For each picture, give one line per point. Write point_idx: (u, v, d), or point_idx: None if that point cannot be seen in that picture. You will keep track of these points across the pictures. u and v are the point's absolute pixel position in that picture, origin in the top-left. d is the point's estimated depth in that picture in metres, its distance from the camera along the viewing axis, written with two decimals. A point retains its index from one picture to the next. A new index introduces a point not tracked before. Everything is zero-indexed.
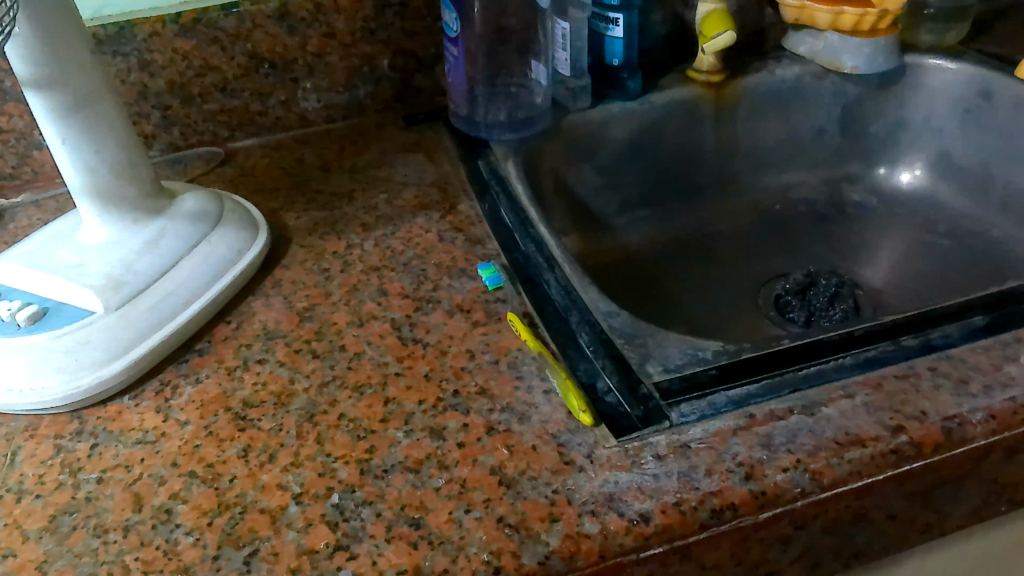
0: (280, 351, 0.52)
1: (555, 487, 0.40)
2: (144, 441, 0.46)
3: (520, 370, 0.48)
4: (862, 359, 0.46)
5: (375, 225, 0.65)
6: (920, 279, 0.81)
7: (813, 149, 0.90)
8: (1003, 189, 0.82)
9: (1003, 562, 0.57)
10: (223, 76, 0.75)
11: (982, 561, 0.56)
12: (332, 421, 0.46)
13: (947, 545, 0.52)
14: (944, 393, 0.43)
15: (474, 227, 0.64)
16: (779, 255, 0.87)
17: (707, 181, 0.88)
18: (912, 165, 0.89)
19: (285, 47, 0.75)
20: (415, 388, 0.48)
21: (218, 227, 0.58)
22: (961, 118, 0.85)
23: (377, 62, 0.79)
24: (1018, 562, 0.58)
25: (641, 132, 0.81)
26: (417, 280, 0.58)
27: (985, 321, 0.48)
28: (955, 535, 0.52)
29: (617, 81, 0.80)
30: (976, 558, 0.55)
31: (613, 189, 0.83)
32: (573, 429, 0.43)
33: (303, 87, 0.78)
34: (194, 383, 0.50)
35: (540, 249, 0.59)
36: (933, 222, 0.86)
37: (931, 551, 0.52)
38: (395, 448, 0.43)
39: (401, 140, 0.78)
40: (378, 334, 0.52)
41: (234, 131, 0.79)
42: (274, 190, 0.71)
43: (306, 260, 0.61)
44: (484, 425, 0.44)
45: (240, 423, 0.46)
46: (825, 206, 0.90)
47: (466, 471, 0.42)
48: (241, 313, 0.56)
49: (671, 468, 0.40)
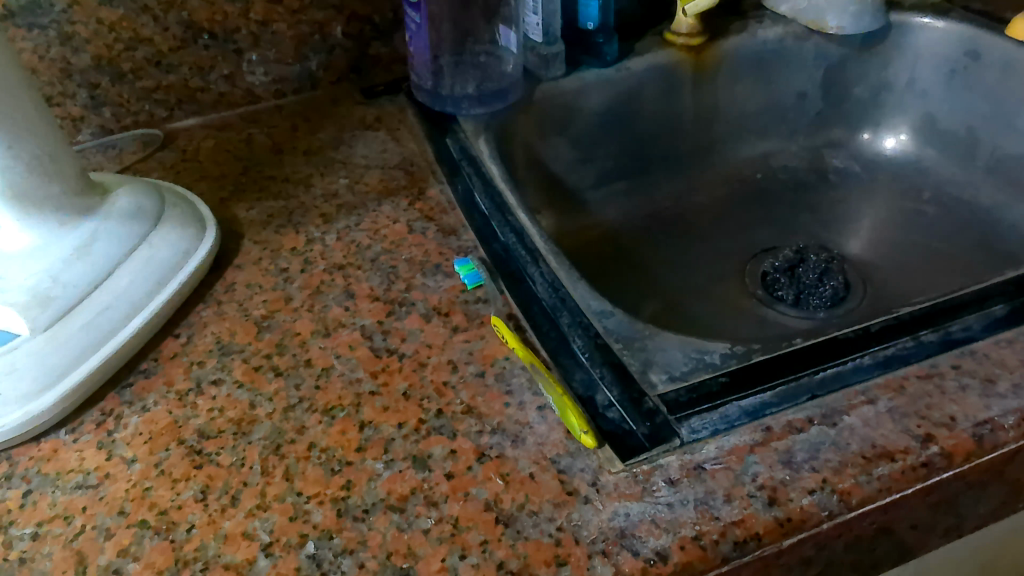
0: (238, 369, 0.46)
1: (559, 523, 0.36)
2: (85, 485, 0.40)
3: (509, 383, 0.43)
4: (881, 358, 0.42)
5: (337, 215, 0.59)
6: (907, 251, 0.78)
7: (794, 114, 0.86)
8: (990, 154, 0.78)
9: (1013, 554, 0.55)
10: (157, 49, 0.67)
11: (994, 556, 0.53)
12: (301, 452, 0.41)
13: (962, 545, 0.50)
14: (972, 395, 0.40)
15: (446, 216, 0.58)
16: (762, 228, 0.83)
17: (687, 150, 0.83)
18: (897, 130, 0.86)
19: (224, 14, 0.67)
20: (393, 409, 0.42)
21: (160, 226, 0.51)
22: (947, 80, 0.80)
23: (329, 29, 0.72)
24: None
25: (618, 101, 0.76)
26: (388, 280, 0.52)
27: (1006, 310, 0.44)
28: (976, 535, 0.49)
29: (592, 46, 0.74)
30: (988, 553, 0.52)
31: (588, 163, 0.78)
32: (573, 452, 0.39)
33: (247, 59, 0.71)
34: (140, 412, 0.44)
35: (521, 239, 0.53)
36: (918, 188, 0.83)
37: (944, 553, 0.49)
38: (375, 484, 0.39)
39: (359, 115, 0.72)
40: (347, 345, 0.47)
41: (173, 111, 0.71)
42: (221, 177, 0.64)
43: (262, 259, 0.55)
44: (474, 450, 0.40)
45: (197, 459, 0.41)
46: (806, 174, 0.87)
47: (457, 507, 0.37)
48: (192, 324, 0.50)
49: (686, 495, 0.37)
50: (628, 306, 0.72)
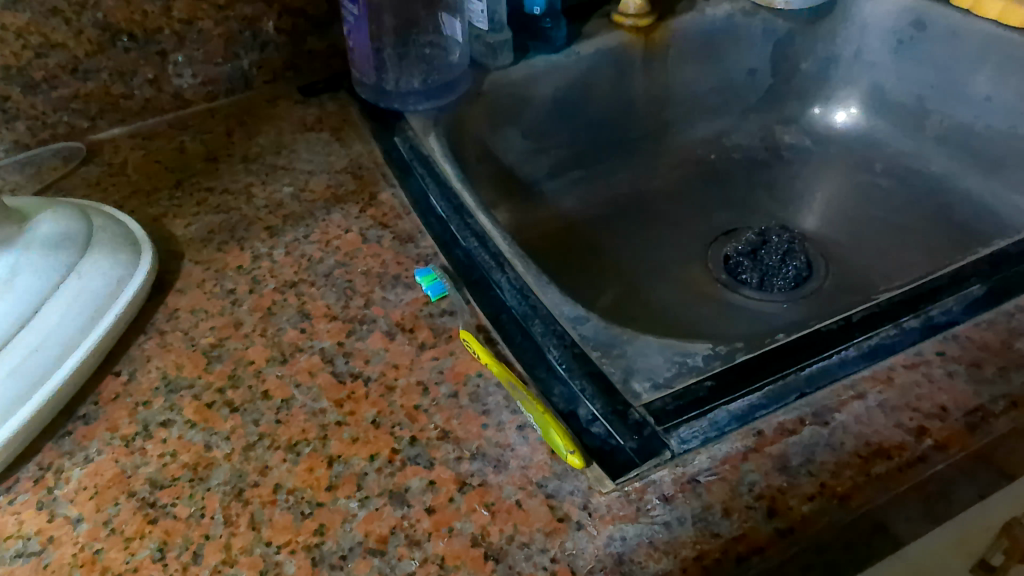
0: (189, 408, 0.42)
1: (552, 554, 0.34)
2: (26, 553, 0.36)
3: (485, 403, 0.41)
4: (866, 349, 0.41)
5: (284, 227, 0.55)
6: (863, 224, 0.78)
7: (745, 92, 0.84)
8: (939, 124, 0.78)
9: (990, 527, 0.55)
10: (71, 55, 0.62)
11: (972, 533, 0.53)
12: (267, 496, 0.37)
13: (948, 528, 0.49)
14: (960, 382, 0.39)
15: (401, 221, 0.55)
16: (721, 209, 0.81)
17: (640, 134, 0.81)
18: (847, 103, 0.86)
19: (144, 13, 0.62)
20: (363, 439, 0.40)
21: (88, 253, 0.48)
22: (894, 50, 0.80)
23: (260, 24, 0.67)
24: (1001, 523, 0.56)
25: (570, 87, 0.73)
26: (344, 296, 0.49)
27: (984, 290, 0.44)
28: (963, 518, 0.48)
29: (540, 31, 0.72)
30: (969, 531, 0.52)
31: (542, 152, 0.75)
32: (560, 473, 0.37)
33: (173, 61, 0.66)
34: (82, 464, 0.40)
35: (483, 244, 0.51)
36: (871, 160, 0.83)
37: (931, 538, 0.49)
38: (350, 526, 0.36)
39: (299, 116, 0.67)
40: (307, 372, 0.44)
41: (95, 121, 0.66)
42: (154, 191, 0.60)
43: (205, 281, 0.51)
44: (455, 480, 0.37)
45: (150, 513, 0.37)
46: (759, 151, 0.86)
47: (442, 545, 0.35)
48: (133, 359, 0.46)
49: (682, 512, 0.35)
50: (587, 295, 0.70)
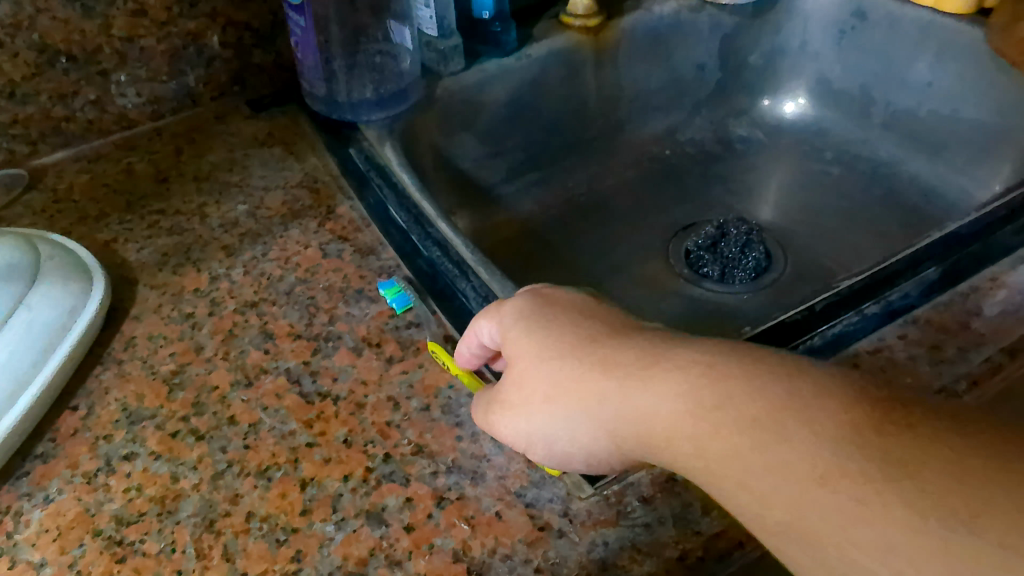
0: (153, 439, 0.41)
1: (536, 564, 0.34)
2: None
3: (458, 414, 0.40)
4: (829, 338, 0.42)
5: (241, 246, 0.54)
6: (816, 213, 0.80)
7: (695, 87, 0.85)
8: (884, 110, 0.80)
9: None
10: (7, 79, 0.59)
11: None
12: (239, 526, 0.36)
13: None
14: (922, 365, 0.40)
15: (361, 234, 0.54)
16: (678, 204, 0.82)
17: (595, 134, 0.81)
18: (795, 94, 0.87)
19: (82, 33, 0.60)
20: (336, 460, 0.39)
21: (37, 284, 0.46)
22: (837, 40, 0.82)
23: (204, 40, 0.66)
24: None
25: (523, 90, 0.73)
26: (308, 314, 0.48)
27: (940, 272, 0.45)
28: None
29: (490, 36, 0.71)
30: None
31: (498, 156, 0.75)
32: (538, 481, 0.37)
33: (115, 80, 0.64)
34: (43, 504, 0.38)
35: (445, 252, 0.50)
36: (820, 149, 0.85)
37: None
38: (328, 550, 0.35)
39: (250, 131, 0.66)
40: (273, 395, 0.43)
41: (36, 145, 0.63)
42: (103, 216, 0.58)
43: (162, 306, 0.49)
44: (432, 495, 0.37)
45: (118, 551, 0.36)
46: (712, 145, 0.87)
47: (423, 563, 0.34)
48: (91, 391, 0.44)
49: (662, 512, 0.35)
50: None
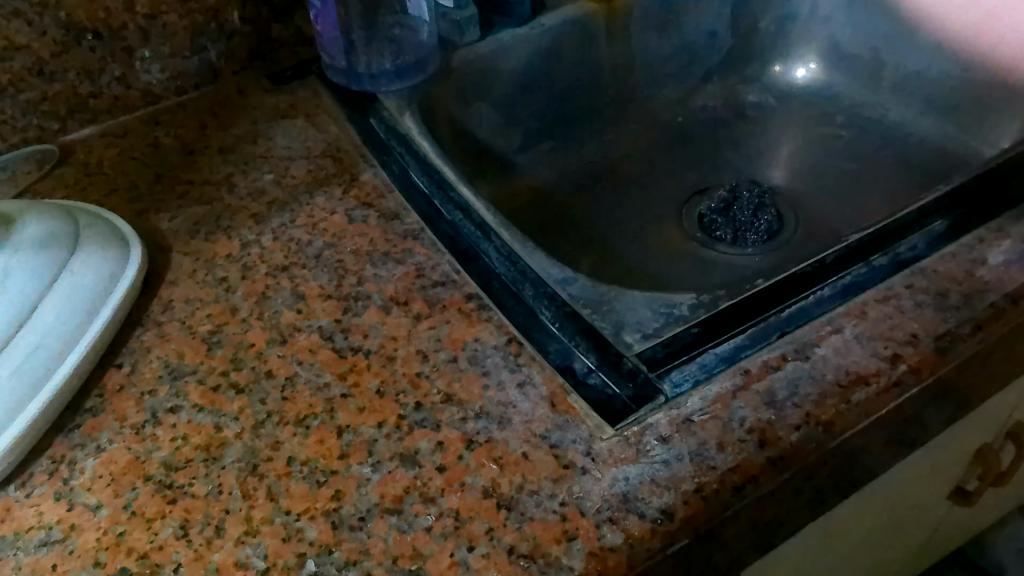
0: (195, 393, 0.43)
1: (561, 498, 0.36)
2: (50, 541, 0.37)
3: (484, 365, 0.42)
4: (840, 287, 0.44)
5: (269, 214, 0.56)
6: (826, 175, 0.80)
7: (706, 54, 0.85)
8: (895, 72, 0.81)
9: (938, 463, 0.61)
10: (36, 57, 0.61)
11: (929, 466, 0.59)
12: (282, 469, 0.39)
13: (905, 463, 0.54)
14: (928, 311, 0.42)
15: (384, 200, 0.56)
16: (692, 169, 0.83)
17: (608, 100, 0.82)
18: (806, 59, 0.88)
19: (106, 10, 0.62)
20: (369, 409, 0.41)
21: (78, 250, 0.48)
22: (847, 3, 0.83)
23: (224, 15, 0.67)
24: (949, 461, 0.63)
25: (537, 58, 0.74)
26: (336, 276, 0.50)
27: (946, 226, 0.46)
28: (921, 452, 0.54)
29: (504, 5, 0.72)
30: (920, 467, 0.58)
31: (513, 125, 0.76)
32: (561, 425, 0.39)
33: (139, 57, 0.66)
34: (95, 453, 0.41)
35: (468, 215, 0.52)
36: (831, 112, 0.85)
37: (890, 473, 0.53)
38: (365, 490, 0.37)
39: (272, 104, 0.68)
40: (308, 350, 0.45)
41: (65, 121, 0.65)
42: (133, 187, 0.60)
43: (196, 271, 0.52)
44: (461, 439, 0.39)
45: (169, 494, 0.39)
46: (724, 111, 0.87)
47: (455, 500, 0.36)
48: (133, 351, 0.47)
49: (680, 450, 0.37)
50: (563, 257, 0.71)
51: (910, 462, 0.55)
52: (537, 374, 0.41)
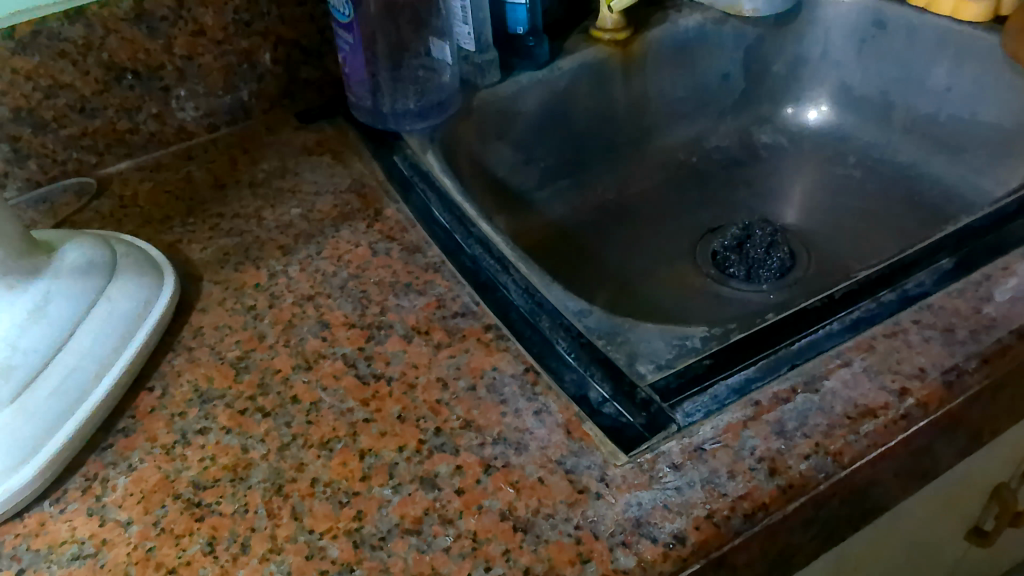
0: (224, 416, 0.45)
1: (576, 522, 0.37)
2: (82, 555, 0.39)
3: (502, 393, 0.44)
4: (849, 322, 0.45)
5: (296, 245, 0.58)
6: (838, 215, 0.82)
7: (718, 97, 0.88)
8: (904, 115, 0.83)
9: (947, 506, 0.62)
10: (79, 94, 0.64)
11: (935, 506, 0.59)
12: (305, 489, 0.40)
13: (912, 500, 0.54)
14: (936, 345, 0.43)
15: (407, 233, 0.58)
16: (706, 208, 0.85)
17: (624, 140, 0.84)
18: (817, 102, 0.90)
19: (147, 51, 0.65)
20: (391, 433, 0.42)
21: (115, 278, 0.50)
22: (858, 48, 0.85)
23: (257, 56, 0.71)
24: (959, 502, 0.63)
25: (555, 100, 0.76)
26: (360, 305, 0.52)
27: (952, 263, 0.48)
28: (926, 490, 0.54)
29: (524, 49, 0.75)
30: (927, 507, 0.58)
31: (531, 164, 0.78)
32: (577, 451, 0.40)
33: (175, 96, 0.69)
34: (126, 472, 0.43)
35: (487, 249, 0.54)
36: (843, 154, 0.87)
37: (899, 510, 0.53)
38: (386, 510, 0.39)
39: (300, 141, 0.71)
40: (332, 376, 0.46)
41: (103, 156, 0.68)
42: (166, 219, 0.62)
43: (226, 299, 0.54)
44: (480, 463, 0.40)
45: (197, 512, 0.40)
46: (737, 151, 0.89)
47: (473, 521, 0.38)
48: (164, 374, 0.48)
49: (692, 477, 0.38)
50: (580, 292, 0.72)
51: (921, 499, 0.56)
52: (553, 403, 0.43)
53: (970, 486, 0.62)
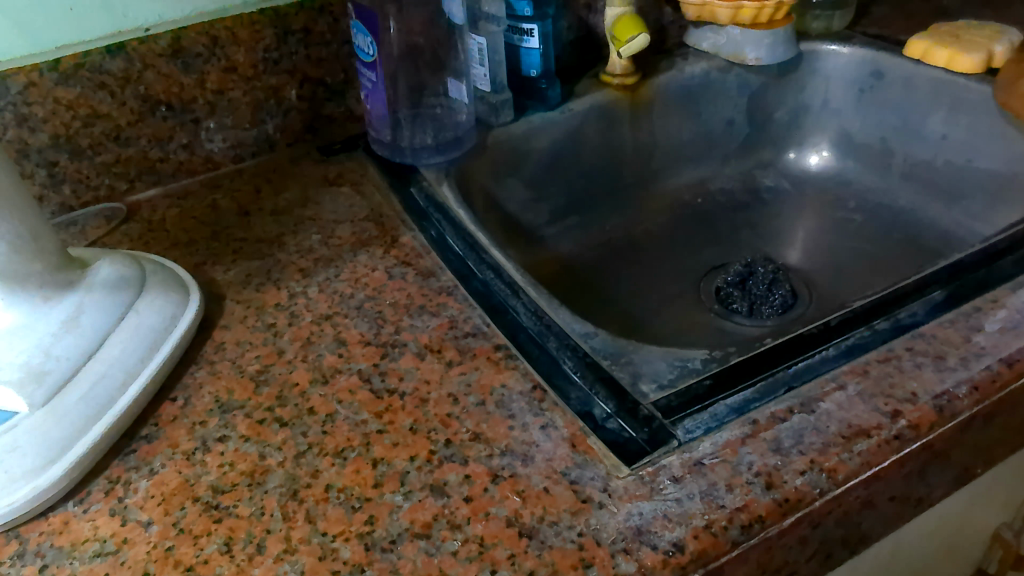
0: (243, 425, 0.47)
1: (579, 529, 0.38)
2: (104, 552, 0.40)
3: (510, 408, 0.46)
4: (844, 348, 0.47)
5: (315, 269, 0.60)
6: (844, 256, 0.83)
7: (724, 140, 0.91)
8: (903, 162, 0.86)
9: (946, 549, 0.62)
10: (114, 124, 0.68)
11: (934, 547, 0.60)
12: (319, 495, 0.42)
13: (910, 534, 0.55)
14: (928, 371, 0.45)
15: (422, 259, 0.60)
16: (711, 246, 0.87)
17: (632, 180, 0.87)
18: (818, 147, 0.93)
19: (181, 85, 0.69)
20: (403, 444, 0.44)
21: (144, 293, 0.52)
22: (857, 98, 0.89)
23: (284, 93, 0.74)
24: (958, 546, 0.63)
25: (566, 139, 0.80)
26: (376, 324, 0.54)
27: (943, 295, 0.50)
28: (922, 524, 0.55)
29: (536, 91, 0.78)
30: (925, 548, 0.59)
31: (542, 200, 0.81)
32: (581, 463, 0.42)
33: (205, 127, 0.72)
34: (149, 475, 0.44)
35: (498, 275, 0.56)
36: (844, 198, 0.90)
37: (897, 543, 0.54)
38: (396, 515, 0.40)
39: (320, 173, 0.74)
40: (348, 390, 0.49)
41: (133, 182, 0.71)
42: (192, 243, 0.65)
43: (247, 317, 0.56)
44: (487, 473, 0.42)
45: (215, 513, 0.42)
46: (741, 193, 0.92)
47: (480, 527, 0.39)
48: (188, 386, 0.50)
49: (691, 489, 0.40)
50: None
51: (920, 537, 0.57)
52: (559, 418, 0.45)
53: (970, 530, 0.62)
